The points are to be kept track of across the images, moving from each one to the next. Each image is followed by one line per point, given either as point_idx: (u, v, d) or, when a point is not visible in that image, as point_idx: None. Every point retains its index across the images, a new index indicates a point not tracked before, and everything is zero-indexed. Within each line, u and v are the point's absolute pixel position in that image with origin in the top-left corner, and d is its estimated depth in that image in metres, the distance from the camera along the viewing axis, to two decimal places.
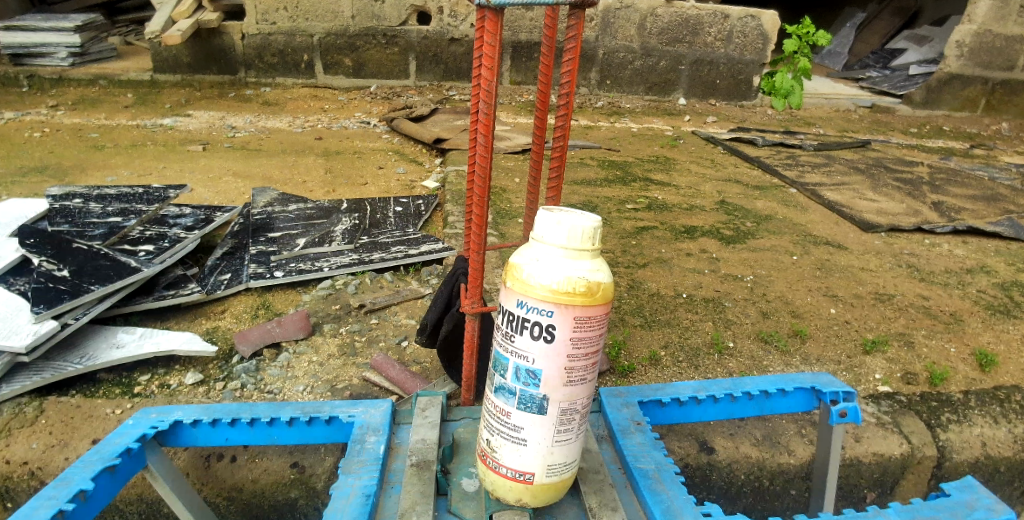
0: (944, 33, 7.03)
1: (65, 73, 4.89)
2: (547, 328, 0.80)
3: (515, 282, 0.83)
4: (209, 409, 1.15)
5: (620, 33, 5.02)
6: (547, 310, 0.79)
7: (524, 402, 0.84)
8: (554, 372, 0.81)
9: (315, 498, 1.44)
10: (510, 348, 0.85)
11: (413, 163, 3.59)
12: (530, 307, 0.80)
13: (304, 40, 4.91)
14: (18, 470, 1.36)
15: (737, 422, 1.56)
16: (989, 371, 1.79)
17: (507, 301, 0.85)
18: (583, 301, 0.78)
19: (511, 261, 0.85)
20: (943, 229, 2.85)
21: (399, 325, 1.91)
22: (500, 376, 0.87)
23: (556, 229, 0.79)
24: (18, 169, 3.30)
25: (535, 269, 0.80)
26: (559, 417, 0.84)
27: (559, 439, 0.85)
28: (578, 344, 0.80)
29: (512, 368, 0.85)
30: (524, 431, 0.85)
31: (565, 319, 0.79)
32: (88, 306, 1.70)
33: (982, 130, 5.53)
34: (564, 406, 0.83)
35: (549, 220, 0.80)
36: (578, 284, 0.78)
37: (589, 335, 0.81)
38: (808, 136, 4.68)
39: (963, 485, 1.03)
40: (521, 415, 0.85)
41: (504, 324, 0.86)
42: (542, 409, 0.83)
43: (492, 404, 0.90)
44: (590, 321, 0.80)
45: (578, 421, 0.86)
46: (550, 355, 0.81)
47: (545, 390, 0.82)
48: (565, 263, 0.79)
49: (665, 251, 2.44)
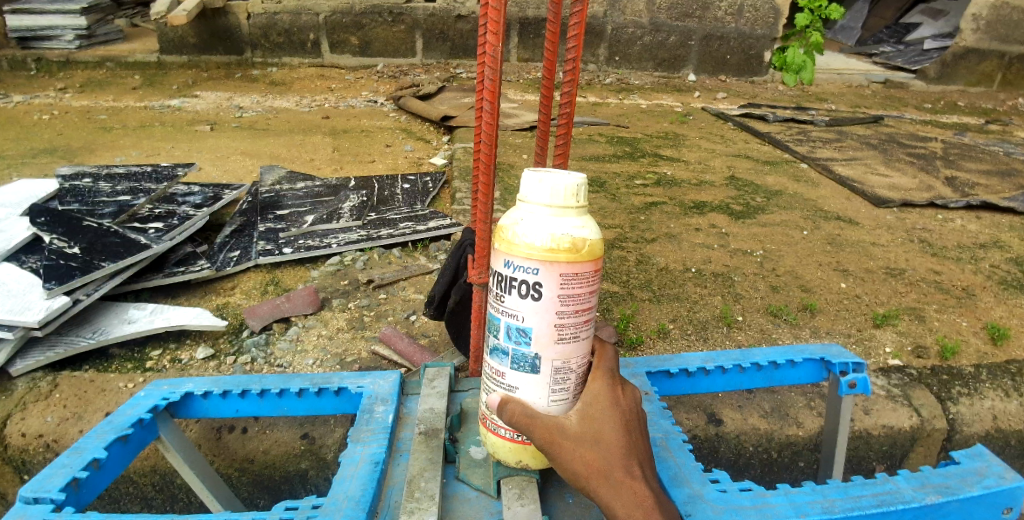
0: (960, 6, 6.84)
1: (72, 56, 4.90)
2: (534, 286, 0.77)
3: (501, 242, 0.80)
4: (219, 380, 1.15)
5: (628, 8, 4.94)
6: (532, 268, 0.76)
7: (517, 361, 0.81)
8: (543, 330, 0.78)
9: (325, 469, 1.46)
10: (501, 308, 0.82)
11: (420, 141, 3.57)
12: (516, 266, 0.77)
13: (310, 19, 4.87)
14: (34, 442, 1.40)
15: (746, 395, 1.55)
16: (1001, 345, 1.77)
17: (496, 262, 0.82)
18: (568, 257, 0.75)
19: (498, 222, 0.82)
20: (956, 204, 2.80)
21: (407, 299, 1.92)
22: (494, 336, 0.85)
23: (538, 187, 0.76)
24: (29, 150, 3.33)
25: (519, 228, 0.77)
26: (553, 375, 0.81)
27: (555, 398, 0.82)
28: (567, 301, 0.77)
29: (504, 327, 0.82)
30: (519, 390, 0.82)
31: (552, 276, 0.76)
32: (100, 283, 1.72)
33: (998, 105, 5.40)
34: (557, 364, 0.80)
35: (531, 182, 0.77)
36: (562, 241, 0.75)
37: (582, 290, 0.78)
38: (820, 112, 4.61)
39: (972, 453, 1.02)
40: (515, 375, 0.82)
41: (496, 285, 0.83)
42: (536, 368, 0.80)
43: (489, 366, 0.87)
44: (578, 277, 0.76)
45: (574, 380, 0.83)
46: (542, 314, 0.78)
47: (536, 348, 0.79)
48: (550, 221, 0.75)
49: (674, 225, 2.43)
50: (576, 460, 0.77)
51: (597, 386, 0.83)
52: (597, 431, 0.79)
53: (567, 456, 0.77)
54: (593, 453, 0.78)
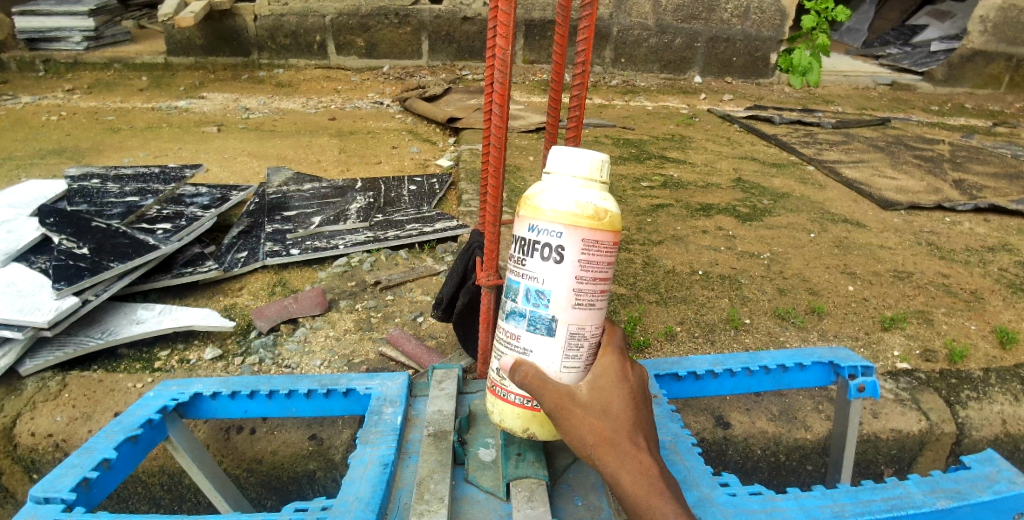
0: (967, 8, 6.81)
1: (81, 58, 4.94)
2: (557, 249, 0.77)
3: (526, 208, 0.81)
4: (228, 381, 1.16)
5: (634, 10, 4.94)
6: (557, 231, 0.76)
7: (533, 323, 0.80)
8: (563, 294, 0.78)
9: (333, 470, 1.47)
10: (521, 271, 0.82)
11: (426, 143, 3.58)
12: (540, 230, 0.78)
13: (316, 21, 4.88)
14: (43, 442, 1.41)
15: (754, 398, 1.55)
16: (1010, 349, 1.76)
17: (518, 227, 0.82)
18: (591, 224, 0.76)
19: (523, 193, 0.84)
20: (964, 207, 2.79)
21: (415, 301, 1.92)
22: (511, 300, 0.84)
23: (567, 158, 0.78)
24: (37, 151, 3.35)
25: (545, 194, 0.78)
26: (568, 340, 0.80)
27: (568, 365, 0.81)
28: (587, 267, 0.78)
29: (522, 290, 0.81)
30: (532, 353, 0.81)
31: (575, 241, 0.76)
32: (108, 283, 1.73)
33: (1005, 107, 5.38)
34: (572, 329, 0.79)
35: (560, 154, 0.79)
36: (586, 208, 0.76)
37: (602, 258, 0.79)
38: (826, 114, 4.60)
39: (983, 457, 1.02)
40: (530, 338, 0.81)
41: (516, 250, 0.83)
42: (552, 331, 0.79)
43: (502, 331, 0.86)
44: (599, 244, 0.77)
45: (587, 348, 0.82)
46: (562, 277, 0.78)
47: (553, 311, 0.79)
48: (576, 190, 0.77)
49: (680, 228, 2.42)
50: (584, 428, 0.76)
51: (608, 359, 0.83)
52: (606, 402, 0.79)
53: (576, 424, 0.76)
54: (601, 423, 0.77)
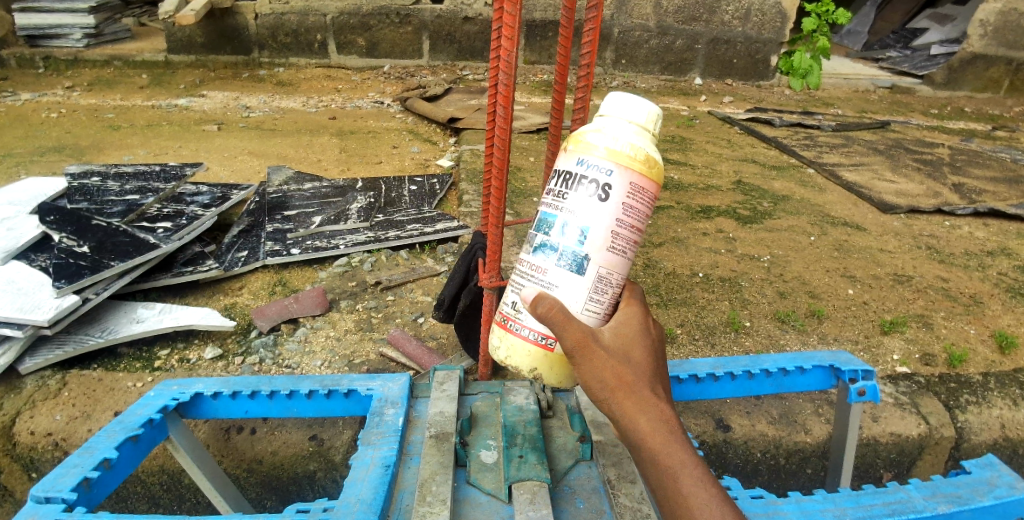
0: (967, 12, 6.83)
1: (81, 55, 4.92)
2: (604, 186, 0.78)
3: (578, 144, 0.82)
4: (229, 381, 1.15)
5: (636, 11, 4.95)
6: (608, 167, 0.78)
7: (564, 258, 0.80)
8: (601, 233, 0.78)
9: (334, 471, 1.46)
10: (560, 205, 0.82)
11: (427, 143, 3.58)
12: (590, 164, 0.79)
13: (317, 20, 4.87)
14: (42, 441, 1.41)
15: (754, 401, 1.55)
16: (1009, 354, 1.77)
17: (566, 163, 0.83)
18: (641, 170, 0.79)
19: (572, 133, 0.86)
20: (963, 211, 2.79)
21: (415, 302, 1.92)
22: (544, 233, 0.83)
23: (628, 105, 0.82)
24: (37, 148, 3.34)
25: (602, 132, 0.80)
26: (595, 281, 0.80)
27: (589, 307, 0.80)
28: (628, 212, 0.79)
29: (559, 223, 0.81)
30: (558, 288, 0.80)
31: (623, 182, 0.78)
32: (109, 282, 1.73)
33: (1005, 111, 5.39)
34: (602, 270, 0.80)
35: (621, 101, 0.82)
36: (639, 153, 0.79)
37: (642, 206, 0.81)
38: (826, 117, 4.61)
39: (983, 462, 1.02)
40: (558, 271, 0.80)
41: (557, 185, 0.84)
42: (582, 269, 0.79)
43: (527, 264, 0.85)
44: (643, 192, 0.80)
45: (610, 295, 0.82)
46: (604, 216, 0.78)
47: (588, 248, 0.79)
48: (631, 134, 0.80)
49: (681, 230, 2.42)
50: (606, 371, 0.74)
51: (628, 312, 0.83)
52: (627, 348, 0.78)
53: (597, 366, 0.74)
54: (622, 368, 0.75)
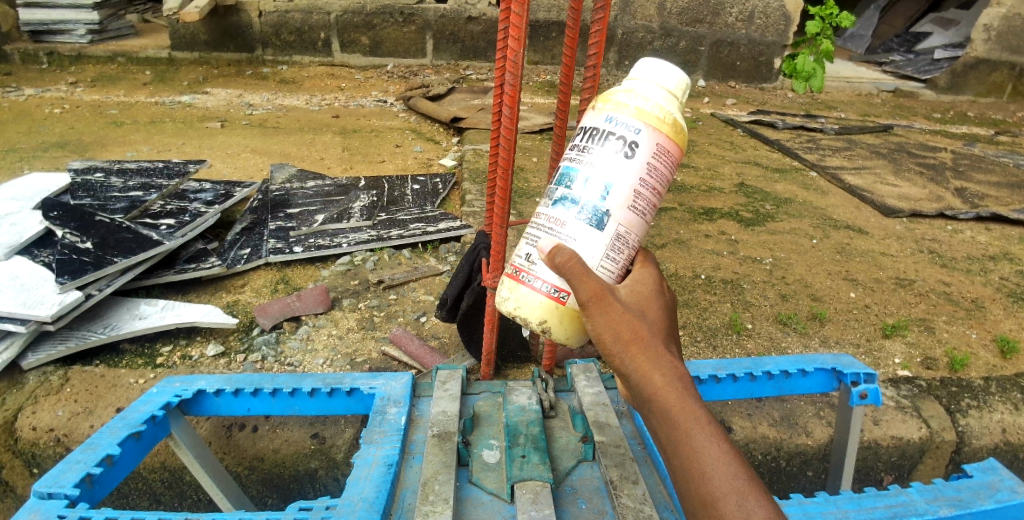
0: (971, 16, 6.84)
1: (84, 51, 4.92)
2: (631, 143, 0.76)
3: (607, 102, 0.80)
4: (232, 379, 1.15)
5: (639, 12, 4.95)
6: (637, 125, 0.76)
7: (585, 212, 0.76)
8: (623, 190, 0.75)
9: (335, 469, 1.46)
10: (584, 159, 0.78)
11: (429, 142, 3.58)
12: (620, 120, 0.76)
13: (321, 18, 4.87)
14: (44, 436, 1.41)
15: (755, 403, 1.55)
16: (1011, 358, 1.77)
17: (591, 120, 0.81)
18: (669, 132, 0.77)
19: (599, 95, 0.83)
20: (966, 215, 2.79)
21: (417, 301, 1.92)
22: (564, 187, 0.79)
23: (658, 70, 0.81)
24: (40, 144, 3.34)
25: (633, 92, 0.79)
26: (614, 239, 0.76)
27: (606, 264, 0.75)
28: (653, 173, 0.77)
29: (582, 177, 0.77)
30: (575, 242, 0.75)
31: (650, 141, 0.76)
32: (111, 278, 1.73)
33: (1008, 116, 5.40)
34: (621, 230, 0.76)
35: (651, 65, 0.81)
36: (667, 116, 0.78)
37: (665, 169, 0.78)
38: (829, 120, 4.61)
39: (985, 466, 1.02)
40: (578, 226, 0.76)
41: (581, 141, 0.81)
42: (602, 224, 0.75)
43: (544, 219, 0.80)
44: (668, 155, 0.78)
45: (626, 258, 0.78)
46: (629, 172, 0.75)
47: (610, 204, 0.75)
48: (661, 97, 0.79)
49: (683, 232, 2.43)
50: (622, 324, 0.68)
51: (642, 272, 0.77)
52: (641, 306, 0.73)
53: (613, 319, 0.68)
54: (638, 323, 0.70)
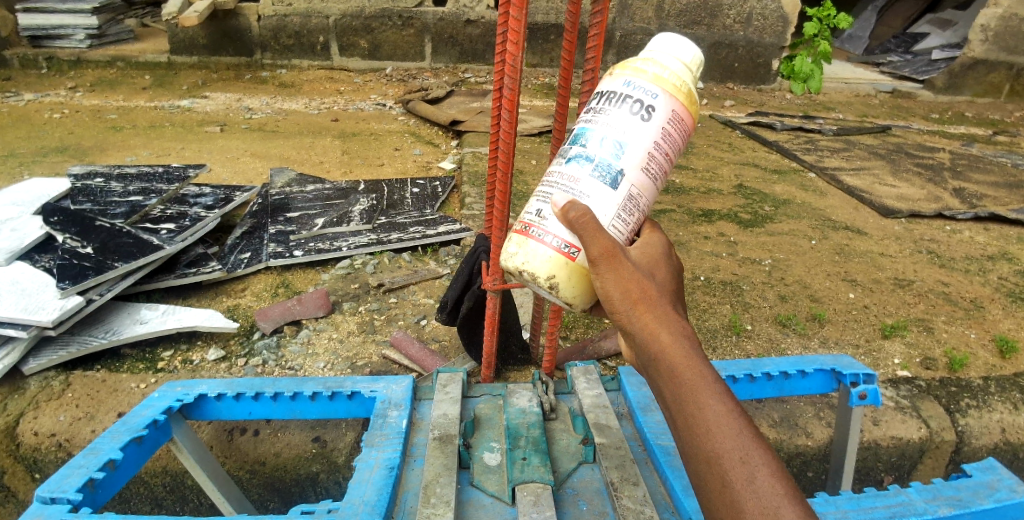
0: (968, 17, 6.86)
1: (83, 55, 4.93)
2: (649, 105, 0.71)
3: (624, 67, 0.76)
4: (233, 383, 1.16)
5: (638, 14, 4.97)
6: (655, 90, 0.71)
7: (599, 169, 0.70)
8: (639, 151, 0.71)
9: (336, 473, 1.47)
10: (598, 120, 0.73)
11: (429, 145, 3.59)
12: (637, 84, 0.72)
13: (320, 22, 4.89)
14: (46, 441, 1.41)
15: (755, 404, 1.56)
16: (1010, 358, 1.77)
17: (606, 84, 0.76)
18: (684, 101, 0.74)
19: (614, 63, 0.79)
20: (964, 216, 2.80)
21: (418, 304, 1.92)
22: (578, 145, 0.74)
23: (676, 43, 0.77)
24: (39, 149, 3.34)
25: (651, 59, 0.75)
26: (627, 200, 0.70)
27: (617, 225, 0.69)
28: (667, 139, 0.73)
29: (597, 136, 0.72)
30: (587, 199, 0.69)
31: (667, 107, 0.72)
32: (112, 283, 1.73)
33: (1006, 116, 5.41)
34: (634, 192, 0.71)
35: (668, 37, 0.78)
36: (684, 85, 0.74)
37: (677, 138, 0.74)
38: (827, 121, 4.62)
39: (985, 466, 1.03)
40: (591, 183, 0.70)
41: (596, 103, 0.76)
42: (616, 184, 0.70)
43: (553, 179, 0.74)
44: (683, 124, 0.74)
45: (635, 223, 0.73)
46: (645, 135, 0.71)
47: (625, 163, 0.70)
48: (678, 67, 0.75)
49: (682, 233, 2.43)
50: (631, 283, 0.62)
51: (652, 238, 0.72)
52: (651, 267, 0.67)
53: (622, 278, 0.61)
54: (648, 282, 0.63)
